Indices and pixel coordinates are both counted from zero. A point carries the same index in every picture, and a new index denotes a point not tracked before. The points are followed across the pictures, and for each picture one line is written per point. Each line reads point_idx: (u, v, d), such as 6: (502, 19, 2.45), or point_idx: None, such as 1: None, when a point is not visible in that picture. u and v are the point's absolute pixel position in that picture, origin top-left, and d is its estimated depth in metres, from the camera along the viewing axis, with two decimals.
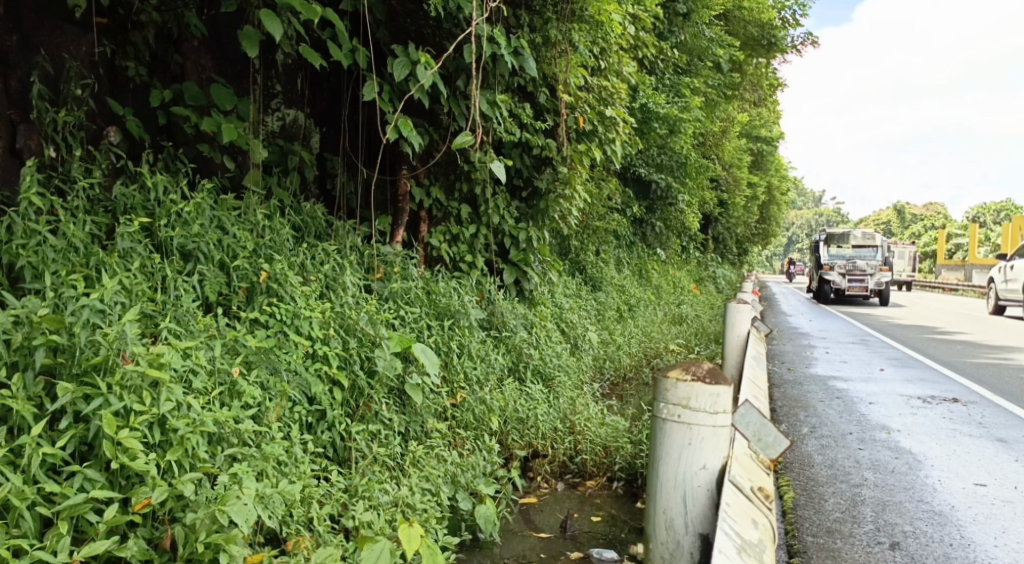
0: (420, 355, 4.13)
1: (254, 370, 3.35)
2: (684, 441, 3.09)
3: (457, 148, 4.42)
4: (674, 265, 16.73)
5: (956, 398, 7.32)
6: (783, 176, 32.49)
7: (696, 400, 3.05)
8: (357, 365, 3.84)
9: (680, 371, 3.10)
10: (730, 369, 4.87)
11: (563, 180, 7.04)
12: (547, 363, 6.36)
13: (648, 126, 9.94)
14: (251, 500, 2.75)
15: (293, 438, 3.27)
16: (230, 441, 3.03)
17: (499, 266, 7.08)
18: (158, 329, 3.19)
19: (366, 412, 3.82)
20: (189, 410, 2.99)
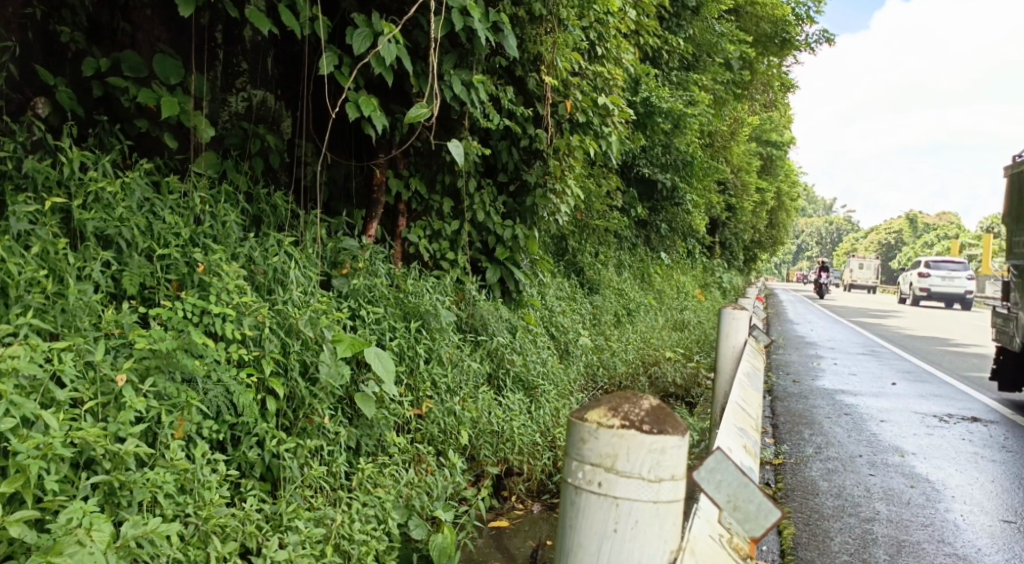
0: (375, 361, 3.68)
1: (149, 379, 2.92)
2: (607, 526, 2.00)
3: (410, 122, 4.16)
4: (678, 269, 16.24)
5: (972, 417, 6.86)
6: (792, 182, 31.99)
7: (626, 458, 1.98)
8: (296, 371, 3.39)
9: (603, 413, 2.03)
10: (724, 384, 4.37)
11: (553, 174, 6.58)
12: (530, 371, 5.91)
13: (650, 121, 9.46)
14: (103, 546, 2.38)
15: (196, 460, 2.85)
16: (101, 467, 2.62)
17: (483, 265, 6.63)
18: (20, 324, 2.79)
19: (307, 425, 3.36)
20: (47, 427, 2.60)
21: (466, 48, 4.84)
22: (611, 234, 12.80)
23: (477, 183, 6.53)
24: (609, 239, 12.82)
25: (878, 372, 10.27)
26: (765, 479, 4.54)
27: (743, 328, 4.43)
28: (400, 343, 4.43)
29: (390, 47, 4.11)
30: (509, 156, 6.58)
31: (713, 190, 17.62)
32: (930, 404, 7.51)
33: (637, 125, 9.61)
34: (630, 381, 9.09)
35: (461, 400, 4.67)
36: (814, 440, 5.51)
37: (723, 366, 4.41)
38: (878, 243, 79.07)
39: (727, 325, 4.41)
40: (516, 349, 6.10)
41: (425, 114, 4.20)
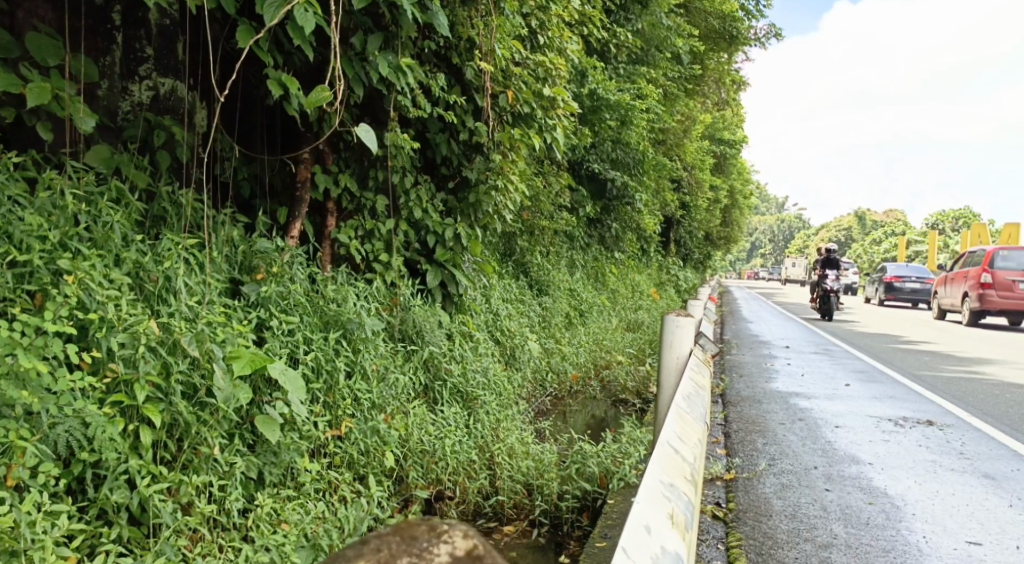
0: (280, 379, 3.25)
1: None
2: None
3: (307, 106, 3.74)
4: (633, 269, 16.03)
5: (930, 420, 6.64)
6: (745, 181, 32.06)
7: None
8: (179, 396, 2.98)
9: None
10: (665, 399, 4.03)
11: (494, 169, 6.19)
12: (470, 381, 5.52)
13: (599, 116, 9.14)
14: None
15: (23, 513, 2.52)
16: None
17: (421, 267, 6.21)
18: None
19: (191, 459, 2.99)
20: None
21: (392, 31, 4.42)
22: (562, 233, 12.51)
23: (412, 179, 6.12)
24: (561, 239, 12.53)
25: (832, 372, 10.08)
26: (717, 497, 4.20)
27: (688, 336, 4.09)
28: (318, 354, 4.01)
29: (306, 15, 3.61)
30: (446, 150, 6.18)
31: (666, 188, 17.44)
32: (885, 407, 7.27)
33: (586, 120, 9.29)
34: (581, 386, 8.77)
35: (386, 419, 4.27)
36: (767, 452, 5.20)
37: (666, 377, 4.06)
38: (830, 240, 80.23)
39: (668, 331, 4.08)
40: (455, 357, 5.70)
41: (326, 100, 3.74)
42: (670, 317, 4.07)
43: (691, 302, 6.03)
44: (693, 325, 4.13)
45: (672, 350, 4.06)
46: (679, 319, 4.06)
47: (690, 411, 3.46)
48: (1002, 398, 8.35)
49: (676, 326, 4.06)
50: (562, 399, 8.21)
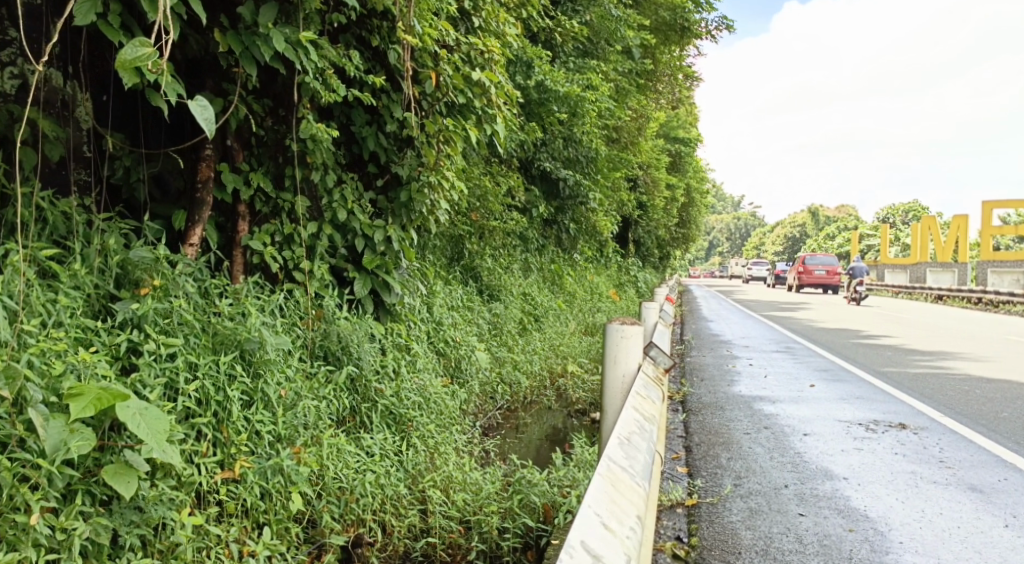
0: (137, 421, 2.67)
1: None
2: None
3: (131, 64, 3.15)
4: (590, 271, 15.56)
5: (903, 423, 6.22)
6: (702, 179, 31.87)
7: None
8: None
9: None
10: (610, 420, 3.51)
11: (427, 165, 5.66)
12: (405, 403, 4.93)
13: (545, 110, 8.62)
14: None
15: None
16: None
17: (348, 275, 5.61)
18: None
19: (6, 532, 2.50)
20: None
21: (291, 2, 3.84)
22: (513, 236, 11.98)
23: (336, 178, 5.54)
24: (513, 242, 12.00)
25: (796, 373, 9.66)
26: (676, 528, 3.67)
27: (635, 348, 3.55)
28: (211, 381, 3.40)
29: None
30: (373, 145, 5.61)
31: (623, 187, 17.02)
32: (853, 410, 6.83)
33: (532, 115, 8.76)
34: (534, 397, 8.24)
35: (296, 455, 3.66)
36: (732, 469, 4.69)
37: (612, 399, 3.54)
38: (787, 236, 80.96)
39: (613, 341, 3.55)
40: (388, 373, 5.12)
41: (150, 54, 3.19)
42: (613, 325, 3.53)
43: (643, 305, 5.48)
44: (641, 336, 3.57)
45: (617, 365, 3.54)
46: (627, 327, 3.53)
47: (626, 468, 2.79)
48: (973, 395, 8.00)
49: (622, 338, 3.53)
50: (514, 413, 7.66)
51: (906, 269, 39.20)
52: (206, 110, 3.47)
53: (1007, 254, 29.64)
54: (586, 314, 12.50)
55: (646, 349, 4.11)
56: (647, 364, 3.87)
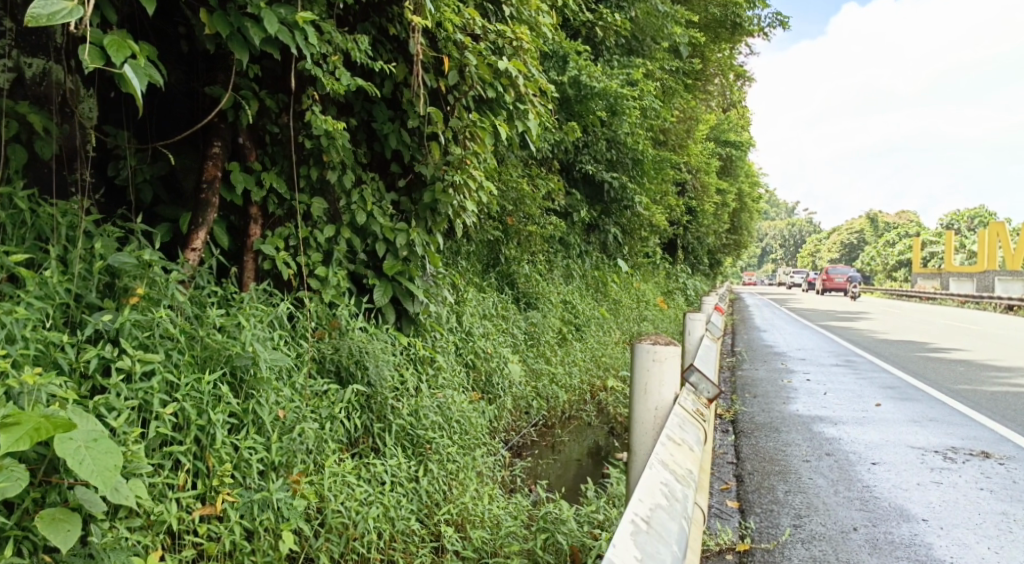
0: (101, 456, 2.45)
1: None
2: None
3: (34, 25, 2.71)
4: (637, 278, 15.03)
5: (987, 453, 5.64)
6: (753, 183, 30.95)
7: None
8: None
9: None
10: (642, 455, 3.07)
11: (452, 164, 5.28)
12: (422, 424, 4.52)
13: (585, 109, 8.16)
14: None
15: None
16: None
17: (367, 282, 5.21)
18: None
19: None
20: None
21: None
22: (555, 241, 11.52)
23: (355, 177, 5.15)
24: (555, 248, 11.54)
25: (856, 390, 9.00)
26: None
27: (669, 374, 3.05)
28: (192, 404, 3.00)
29: None
30: (394, 142, 5.21)
31: (670, 191, 16.42)
32: (928, 434, 6.31)
33: (572, 114, 8.30)
34: (571, 414, 7.76)
35: (292, 486, 3.24)
36: (789, 506, 4.18)
37: (640, 435, 3.07)
38: (842, 244, 78.83)
39: (642, 365, 3.06)
40: (408, 390, 4.73)
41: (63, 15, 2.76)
42: (641, 346, 3.04)
43: (689, 317, 5.27)
44: (677, 358, 3.06)
45: (647, 394, 3.06)
46: (660, 347, 3.02)
47: None
48: None
49: (653, 361, 3.04)
50: (550, 431, 7.20)
51: (968, 277, 37.71)
52: (132, 96, 2.99)
53: None
54: (631, 323, 11.96)
55: (686, 374, 3.55)
56: (686, 392, 3.35)
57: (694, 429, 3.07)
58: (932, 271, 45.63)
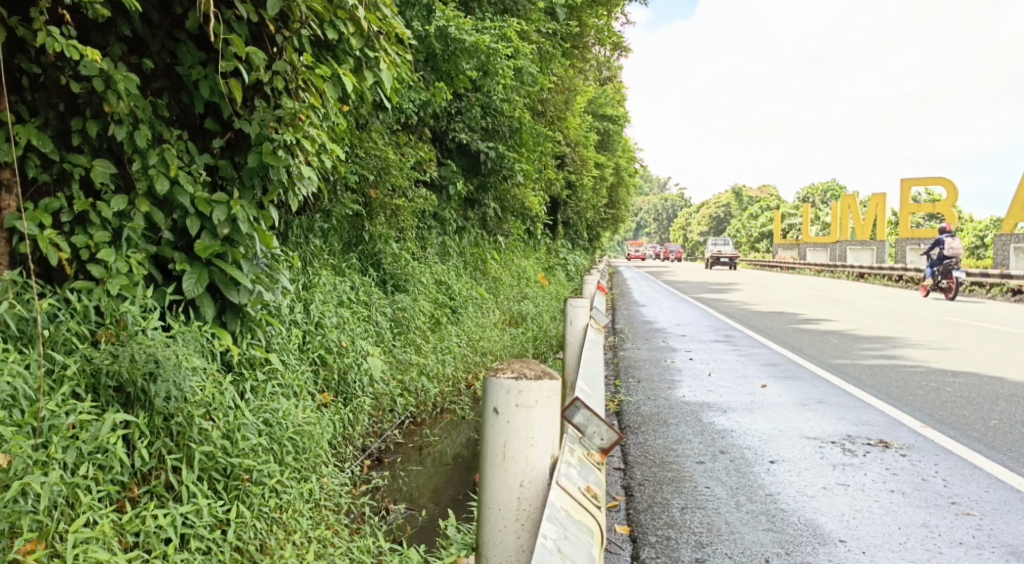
0: None
1: None
2: None
3: None
4: (517, 254, 14.31)
5: (887, 442, 5.17)
6: (631, 158, 30.88)
7: None
8: None
9: None
10: (503, 554, 2.30)
11: (283, 120, 4.29)
12: (237, 450, 3.59)
13: (454, 68, 7.25)
14: None
15: None
16: None
17: (174, 267, 4.18)
18: None
19: None
20: None
21: None
22: (427, 216, 10.60)
23: (153, 135, 4.09)
24: (427, 223, 10.62)
25: (742, 369, 8.58)
26: None
27: (541, 432, 2.26)
28: None
29: None
30: (205, 91, 4.17)
31: (550, 164, 15.73)
32: (822, 420, 5.84)
33: (439, 73, 7.37)
34: (442, 410, 6.93)
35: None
36: (688, 531, 3.50)
37: (498, 521, 2.30)
38: (715, 217, 81.24)
39: (499, 416, 2.26)
40: (226, 404, 3.78)
41: None
42: (496, 385, 2.23)
43: (570, 303, 4.77)
44: (550, 403, 2.26)
45: (508, 459, 2.27)
46: (525, 388, 2.23)
47: None
48: (941, 396, 7.04)
49: (517, 409, 2.24)
50: (418, 430, 6.35)
51: (828, 248, 39.35)
52: None
53: (927, 230, 29.60)
54: (511, 302, 11.23)
55: (567, 413, 2.63)
56: (571, 456, 2.52)
57: (580, 528, 2.30)
58: (793, 242, 47.50)
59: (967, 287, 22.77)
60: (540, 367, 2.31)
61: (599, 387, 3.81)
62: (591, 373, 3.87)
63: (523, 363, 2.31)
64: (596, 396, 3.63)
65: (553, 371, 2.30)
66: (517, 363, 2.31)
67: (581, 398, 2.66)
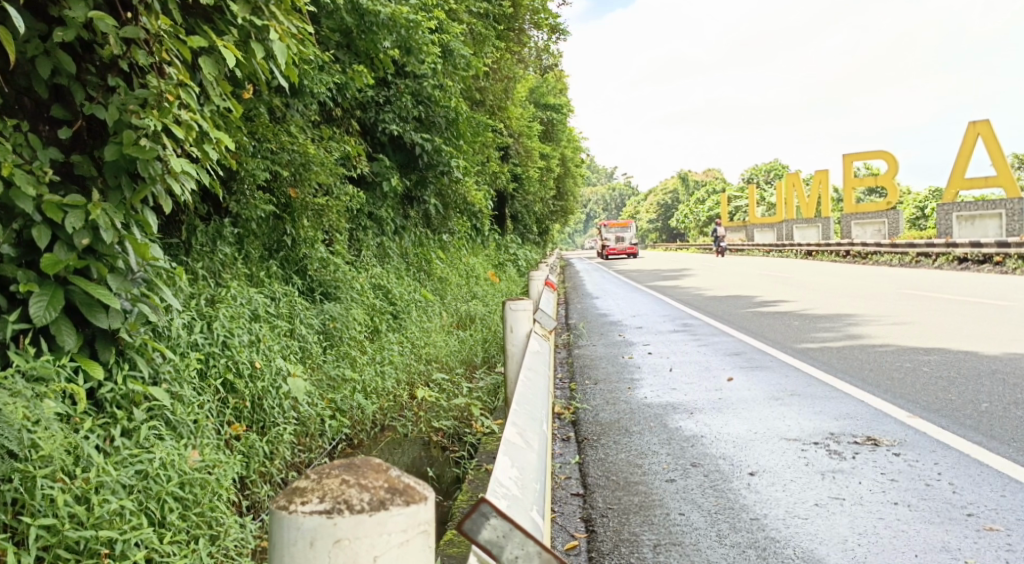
0: None
1: None
2: None
3: None
4: (463, 251, 13.64)
5: (876, 438, 4.59)
6: (575, 149, 30.29)
7: None
8: None
9: None
10: None
11: (148, 104, 3.54)
12: (95, 519, 2.85)
13: (372, 47, 6.53)
14: None
15: None
16: None
17: (17, 290, 3.41)
18: None
19: None
20: None
21: None
22: (359, 217, 9.80)
23: None
24: (361, 223, 9.86)
25: (705, 361, 8.00)
26: None
27: None
28: None
29: None
30: (44, 70, 3.45)
31: (493, 157, 15.04)
32: (800, 417, 5.24)
33: (355, 52, 6.67)
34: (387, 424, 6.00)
35: None
36: None
37: None
38: (662, 205, 81.39)
39: None
40: (84, 454, 3.08)
41: None
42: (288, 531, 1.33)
43: (510, 307, 4.24)
44: (400, 555, 1.36)
45: None
46: (347, 534, 1.33)
47: None
48: (922, 378, 6.51)
49: None
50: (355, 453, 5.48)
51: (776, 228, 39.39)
52: None
53: (873, 204, 29.63)
54: (458, 302, 10.51)
55: (468, 528, 1.66)
56: None
57: None
58: (740, 225, 47.52)
59: (913, 258, 22.71)
60: (382, 482, 1.39)
61: (540, 419, 2.96)
62: (527, 401, 3.03)
63: (351, 476, 1.39)
64: (536, 433, 2.74)
65: (407, 489, 1.40)
66: (343, 469, 1.42)
67: (488, 501, 1.67)
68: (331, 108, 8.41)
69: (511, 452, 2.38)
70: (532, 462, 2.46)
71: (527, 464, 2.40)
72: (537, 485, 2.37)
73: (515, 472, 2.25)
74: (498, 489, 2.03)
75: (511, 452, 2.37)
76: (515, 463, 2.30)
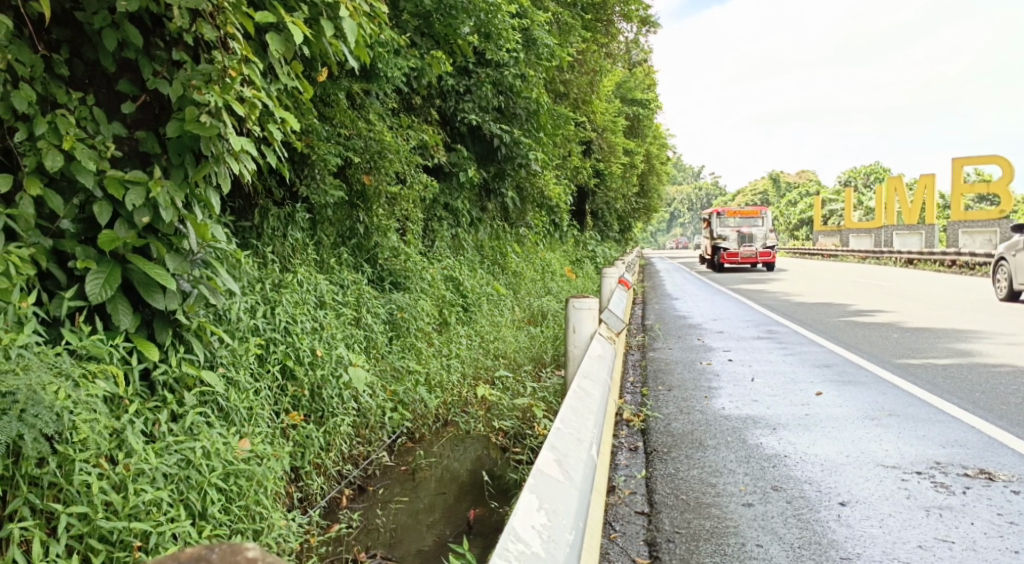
0: None
1: None
2: None
3: None
4: (539, 246, 13.39)
5: (988, 471, 4.14)
6: (661, 146, 29.63)
7: None
8: None
9: None
10: None
11: (211, 79, 3.40)
12: (130, 508, 2.80)
13: (451, 32, 6.33)
14: None
15: None
16: None
17: (75, 266, 3.33)
18: None
19: None
20: None
21: None
22: (434, 207, 9.64)
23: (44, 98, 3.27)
24: (436, 214, 9.70)
25: (790, 372, 7.53)
26: None
27: None
28: None
29: None
30: (109, 42, 3.34)
31: (575, 152, 14.70)
32: (897, 441, 4.81)
33: (433, 37, 6.46)
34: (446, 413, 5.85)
35: None
36: None
37: None
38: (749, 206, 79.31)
39: None
40: (121, 438, 2.97)
41: None
42: None
43: (575, 306, 3.98)
44: None
45: None
46: None
47: None
48: None
49: None
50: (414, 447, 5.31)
51: (870, 234, 37.72)
52: None
53: (978, 212, 28.01)
54: (532, 298, 10.26)
55: None
56: None
57: None
58: (831, 230, 45.78)
59: None
60: None
61: (592, 439, 2.72)
62: (578, 419, 2.81)
63: None
64: (577, 457, 2.51)
65: None
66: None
67: None
68: (409, 95, 8.26)
69: (540, 487, 2.19)
70: (569, 497, 2.26)
71: (556, 497, 2.21)
72: (570, 528, 2.16)
73: (543, 517, 2.06)
74: (511, 547, 1.85)
75: (541, 487, 2.18)
76: (544, 504, 2.11)
